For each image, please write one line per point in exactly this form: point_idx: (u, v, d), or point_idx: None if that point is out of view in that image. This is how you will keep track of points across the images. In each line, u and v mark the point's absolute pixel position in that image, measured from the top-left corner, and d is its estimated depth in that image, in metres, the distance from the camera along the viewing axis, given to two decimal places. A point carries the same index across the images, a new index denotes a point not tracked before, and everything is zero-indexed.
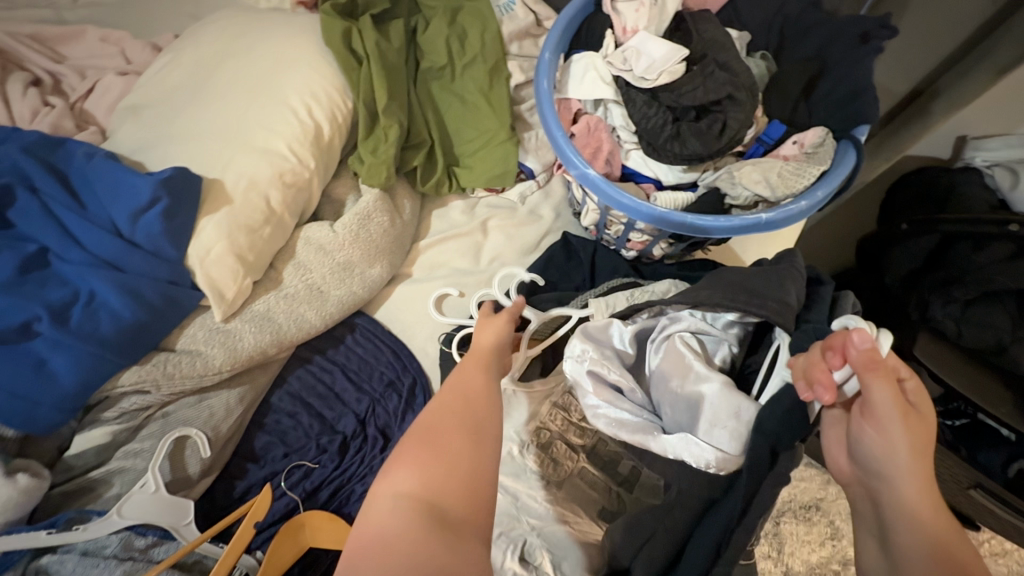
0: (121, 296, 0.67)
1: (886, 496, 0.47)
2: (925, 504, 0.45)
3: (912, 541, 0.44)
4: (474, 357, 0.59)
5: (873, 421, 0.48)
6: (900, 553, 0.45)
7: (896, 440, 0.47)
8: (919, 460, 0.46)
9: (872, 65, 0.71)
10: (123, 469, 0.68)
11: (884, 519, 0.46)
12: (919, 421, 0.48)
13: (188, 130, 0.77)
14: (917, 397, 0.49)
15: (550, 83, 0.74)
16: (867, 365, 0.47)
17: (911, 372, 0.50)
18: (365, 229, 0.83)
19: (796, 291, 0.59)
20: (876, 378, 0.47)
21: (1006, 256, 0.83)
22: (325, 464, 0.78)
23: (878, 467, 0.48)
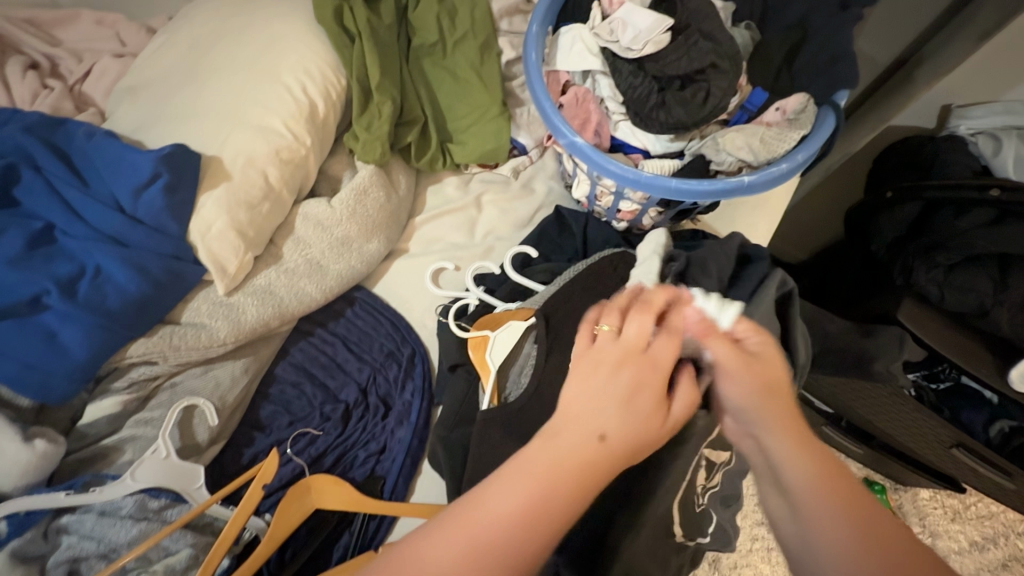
0: (127, 270, 0.69)
1: (767, 444, 0.46)
2: (799, 443, 0.46)
3: (803, 483, 0.44)
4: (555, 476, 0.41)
5: (730, 376, 0.49)
6: (796, 492, 0.44)
7: (748, 385, 0.48)
8: (775, 401, 0.48)
9: (849, 32, 0.74)
10: (134, 437, 0.71)
11: (771, 465, 0.46)
12: (764, 366, 0.49)
13: (186, 109, 0.79)
14: (764, 347, 0.50)
15: (539, 55, 0.77)
16: (703, 331, 0.51)
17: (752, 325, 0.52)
18: (362, 204, 0.85)
19: (716, 268, 0.67)
20: (715, 340, 0.50)
21: (989, 220, 0.86)
22: (328, 431, 0.81)
23: (751, 416, 0.48)
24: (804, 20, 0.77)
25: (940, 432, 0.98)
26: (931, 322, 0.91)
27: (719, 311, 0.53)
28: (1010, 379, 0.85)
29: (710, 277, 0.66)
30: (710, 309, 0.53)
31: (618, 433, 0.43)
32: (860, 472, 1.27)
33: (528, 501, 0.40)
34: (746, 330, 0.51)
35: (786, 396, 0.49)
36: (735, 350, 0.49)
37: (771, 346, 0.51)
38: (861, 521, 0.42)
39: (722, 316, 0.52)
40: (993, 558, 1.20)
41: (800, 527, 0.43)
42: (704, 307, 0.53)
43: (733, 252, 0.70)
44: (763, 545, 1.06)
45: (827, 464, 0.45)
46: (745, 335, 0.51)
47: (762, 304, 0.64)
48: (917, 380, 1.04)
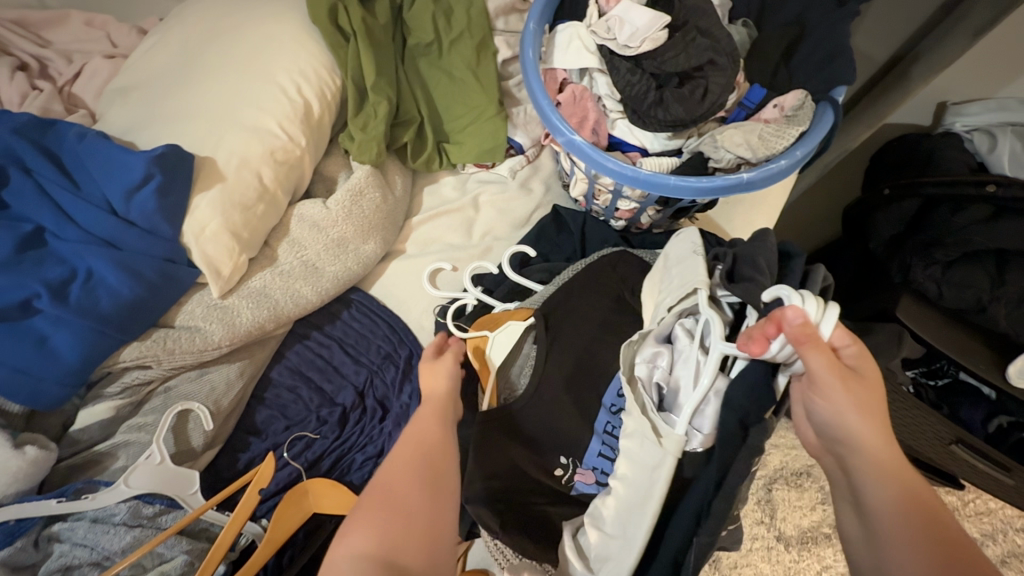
0: (119, 273, 0.68)
1: (853, 462, 0.47)
2: (891, 464, 0.46)
3: (883, 505, 0.45)
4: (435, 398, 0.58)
5: (822, 388, 0.47)
6: (877, 515, 0.45)
7: (843, 402, 0.47)
8: (868, 420, 0.47)
9: (846, 28, 0.74)
10: (128, 442, 0.70)
11: (853, 481, 0.47)
12: (864, 381, 0.48)
13: (178, 111, 0.78)
14: (863, 358, 0.49)
15: (535, 52, 0.76)
16: (800, 337, 0.46)
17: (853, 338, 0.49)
18: (358, 205, 0.84)
19: (766, 261, 0.54)
20: (810, 349, 0.46)
21: (985, 217, 0.86)
22: (326, 435, 0.80)
23: (843, 434, 0.48)
24: (800, 17, 0.77)
25: (940, 429, 0.98)
26: (931, 319, 0.91)
27: (821, 315, 0.48)
28: (1008, 375, 0.85)
29: (760, 271, 0.53)
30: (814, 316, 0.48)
31: (444, 381, 0.60)
32: None
33: (435, 419, 0.56)
34: (842, 339, 0.49)
35: (881, 415, 0.47)
36: (832, 360, 0.46)
37: (869, 358, 0.49)
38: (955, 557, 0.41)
39: (823, 321, 0.48)
40: (992, 555, 1.20)
41: (873, 546, 0.44)
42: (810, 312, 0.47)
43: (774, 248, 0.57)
44: (763, 544, 1.06)
45: (917, 491, 0.45)
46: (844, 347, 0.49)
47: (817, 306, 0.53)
48: (916, 377, 1.05)
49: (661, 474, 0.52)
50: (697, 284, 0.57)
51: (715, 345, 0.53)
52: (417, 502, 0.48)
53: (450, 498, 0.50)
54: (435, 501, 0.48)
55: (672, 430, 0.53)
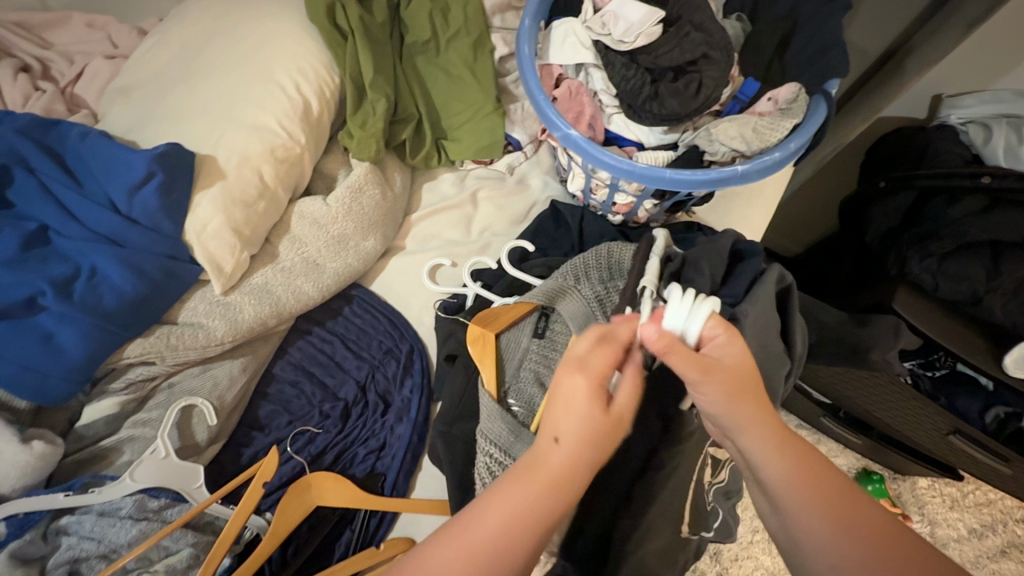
0: (123, 271, 0.69)
1: (741, 444, 0.49)
2: (773, 442, 0.48)
3: (780, 480, 0.47)
4: (537, 488, 0.42)
5: (697, 384, 0.48)
6: (777, 492, 0.47)
7: (716, 396, 0.48)
8: (744, 403, 0.49)
9: (840, 21, 0.74)
10: (133, 437, 0.71)
11: (749, 463, 0.49)
12: (732, 369, 0.49)
13: (178, 110, 0.79)
14: (730, 345, 0.50)
15: (531, 49, 0.76)
16: (660, 349, 0.49)
17: (720, 329, 0.50)
18: (357, 202, 0.84)
19: (709, 265, 0.65)
20: (674, 357, 0.48)
21: (980, 209, 0.87)
22: (328, 429, 0.81)
23: (726, 420, 0.49)
24: (794, 10, 0.78)
25: (936, 419, 0.99)
26: (924, 310, 0.90)
27: (691, 315, 0.51)
28: (1005, 365, 0.86)
29: (702, 276, 0.64)
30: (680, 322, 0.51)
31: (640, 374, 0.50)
32: (858, 463, 1.28)
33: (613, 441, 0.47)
34: (713, 330, 0.51)
35: (753, 393, 0.49)
36: (698, 361, 0.48)
37: (738, 343, 0.50)
38: (843, 511, 0.45)
39: (692, 322, 0.50)
40: (991, 545, 1.21)
41: (783, 520, 0.47)
42: (671, 322, 0.51)
43: (726, 249, 0.67)
44: (764, 536, 1.07)
45: (800, 456, 0.48)
46: (713, 339, 0.50)
47: (761, 296, 0.63)
48: (913, 368, 1.06)
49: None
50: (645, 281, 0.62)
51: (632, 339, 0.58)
52: None
53: None
54: None
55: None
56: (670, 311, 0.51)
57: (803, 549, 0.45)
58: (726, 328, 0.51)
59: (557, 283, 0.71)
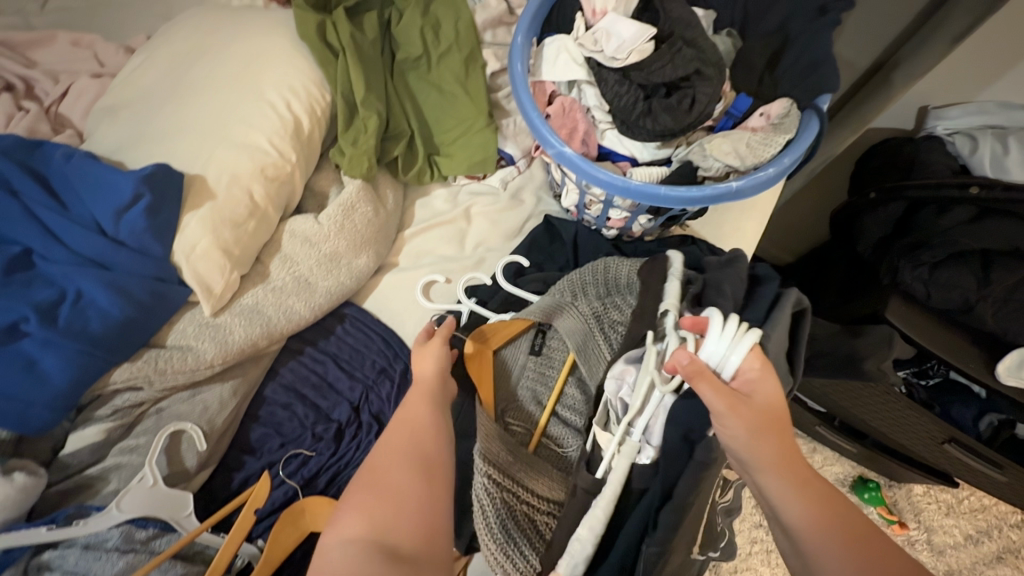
0: (110, 294, 0.68)
1: (763, 484, 0.50)
2: (792, 480, 0.49)
3: (802, 522, 0.48)
4: (420, 390, 0.61)
5: (722, 419, 0.50)
6: (800, 531, 0.48)
7: (739, 431, 0.50)
8: (766, 442, 0.50)
9: (828, 36, 0.76)
10: (120, 465, 0.69)
11: (771, 504, 0.50)
12: (755, 405, 0.51)
13: (166, 129, 0.78)
14: (757, 380, 0.51)
15: (524, 66, 0.76)
16: (692, 376, 0.51)
17: (760, 363, 0.51)
18: (350, 219, 0.84)
19: (730, 289, 0.62)
20: (702, 383, 0.50)
21: (968, 218, 0.88)
22: (321, 451, 0.79)
23: (746, 457, 0.50)
24: (783, 27, 0.79)
25: (932, 429, 0.99)
26: (918, 318, 0.93)
27: (731, 348, 0.51)
28: (998, 373, 0.88)
29: (725, 298, 0.62)
30: (719, 350, 0.52)
31: (433, 363, 0.63)
32: (854, 471, 1.28)
33: (426, 399, 0.59)
34: (751, 362, 0.51)
35: (775, 432, 0.51)
36: (727, 395, 0.49)
37: (769, 379, 0.51)
38: (868, 552, 0.46)
39: (734, 353, 0.51)
40: (987, 551, 1.21)
41: (807, 561, 0.47)
42: (709, 352, 0.52)
43: (744, 275, 0.65)
44: (762, 548, 1.06)
45: (820, 495, 0.49)
46: (746, 373, 0.52)
47: (782, 321, 0.59)
48: (907, 377, 1.06)
49: (613, 476, 0.54)
50: (668, 305, 0.61)
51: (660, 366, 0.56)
52: (414, 496, 0.49)
53: (446, 496, 0.51)
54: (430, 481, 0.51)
55: (631, 437, 0.55)
56: (711, 337, 0.52)
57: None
58: (759, 362, 0.51)
59: (557, 300, 0.71)
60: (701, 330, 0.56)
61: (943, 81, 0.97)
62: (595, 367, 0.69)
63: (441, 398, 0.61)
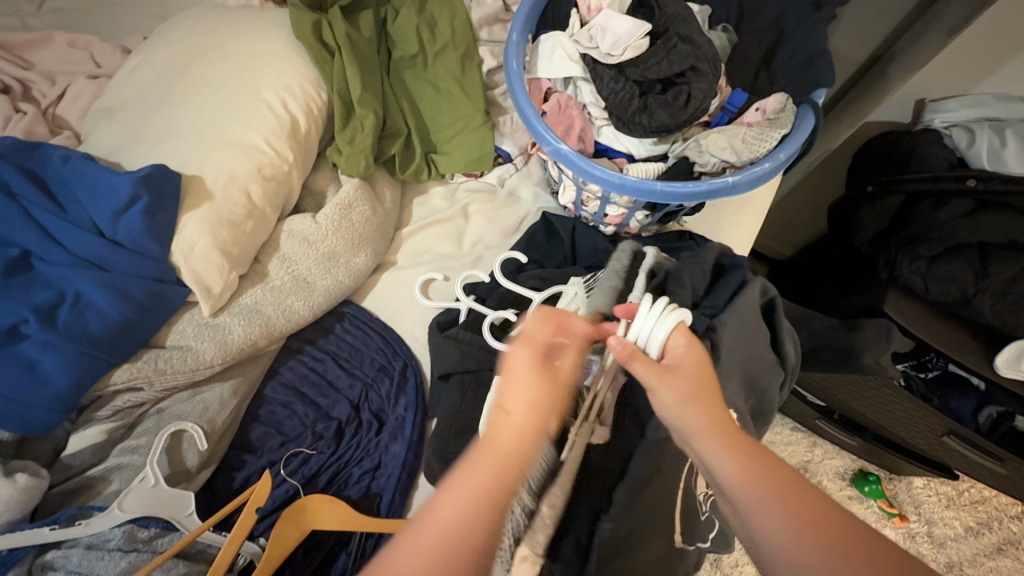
0: (109, 296, 0.68)
1: (700, 450, 0.51)
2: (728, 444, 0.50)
3: (737, 483, 0.48)
4: (491, 455, 0.49)
5: (657, 390, 0.52)
6: (737, 493, 0.48)
7: (669, 398, 0.52)
8: (699, 409, 0.52)
9: (825, 31, 0.75)
10: (121, 466, 0.69)
11: (710, 470, 0.50)
12: (686, 375, 0.53)
13: (163, 129, 0.78)
14: (690, 351, 0.54)
15: (519, 64, 0.76)
16: (626, 355, 0.52)
17: (683, 338, 0.54)
18: (347, 218, 0.84)
19: (690, 278, 0.64)
20: (636, 360, 0.52)
21: (966, 211, 0.88)
22: (322, 449, 0.80)
23: (682, 425, 0.52)
24: (778, 21, 0.79)
25: (931, 422, 0.99)
26: (917, 311, 0.93)
27: (658, 327, 0.53)
28: (996, 365, 0.88)
29: (685, 289, 0.63)
30: (647, 331, 0.53)
31: (522, 415, 0.51)
32: (855, 464, 1.28)
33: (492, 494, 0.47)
34: (677, 340, 0.54)
35: (710, 401, 0.52)
36: (659, 367, 0.52)
37: (695, 351, 0.54)
38: (803, 513, 0.45)
39: (658, 331, 0.53)
40: (987, 543, 1.22)
41: (746, 522, 0.47)
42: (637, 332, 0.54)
43: (709, 263, 0.68)
44: None
45: (761, 464, 0.49)
46: (673, 348, 0.54)
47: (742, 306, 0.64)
48: (906, 370, 1.06)
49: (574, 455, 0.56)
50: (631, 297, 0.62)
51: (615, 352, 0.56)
52: None
53: None
54: None
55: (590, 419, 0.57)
56: (639, 316, 0.54)
57: (766, 549, 0.45)
58: (685, 338, 0.54)
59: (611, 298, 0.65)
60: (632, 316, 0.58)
61: (939, 75, 0.97)
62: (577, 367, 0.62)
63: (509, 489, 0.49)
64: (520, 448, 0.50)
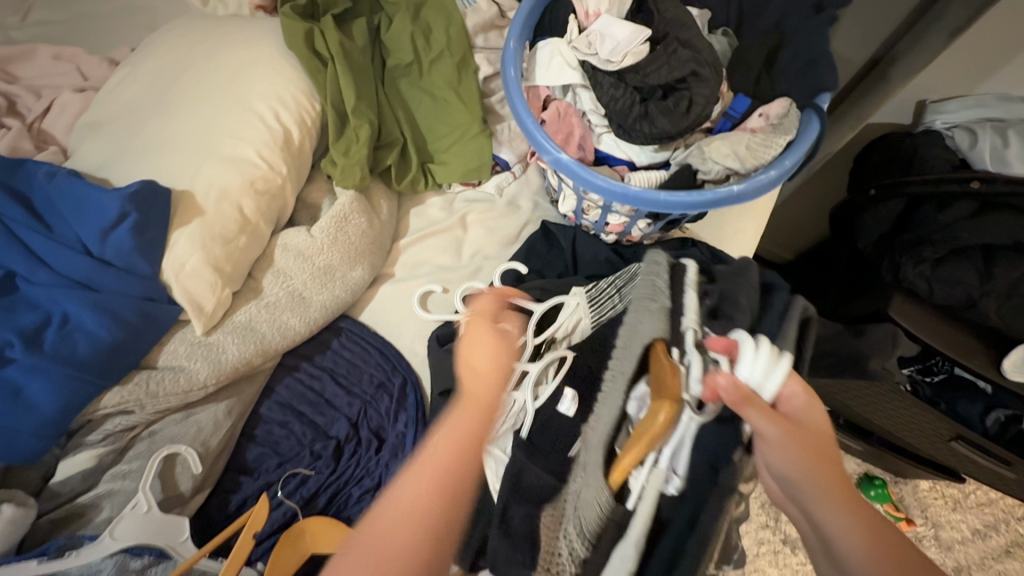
0: (97, 316, 0.66)
1: (815, 511, 0.48)
2: (847, 510, 0.48)
3: (857, 554, 0.45)
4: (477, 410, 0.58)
5: (774, 445, 0.51)
6: (851, 563, 0.45)
7: (791, 454, 0.50)
8: (819, 468, 0.50)
9: (827, 34, 0.74)
10: (112, 492, 0.66)
11: (821, 533, 0.48)
12: (806, 431, 0.51)
13: (153, 144, 0.76)
14: (809, 406, 0.53)
15: (517, 71, 0.74)
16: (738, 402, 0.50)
17: (804, 391, 0.53)
18: (343, 231, 0.82)
19: (745, 299, 0.64)
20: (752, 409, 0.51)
21: (970, 213, 0.87)
22: (320, 470, 0.77)
23: (795, 480, 0.50)
24: (779, 24, 0.77)
25: (938, 425, 0.98)
26: (921, 316, 0.92)
27: (765, 374, 0.52)
28: (1004, 369, 0.88)
29: (741, 310, 0.63)
30: (755, 376, 0.52)
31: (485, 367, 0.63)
32: (860, 469, 1.27)
33: (472, 431, 0.57)
34: (792, 390, 0.53)
35: (831, 460, 0.51)
36: (779, 420, 0.50)
37: (816, 407, 0.53)
38: None
39: (769, 380, 0.52)
40: (995, 545, 1.20)
41: None
42: (742, 373, 0.53)
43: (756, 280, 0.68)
44: None
45: (881, 533, 0.46)
46: (792, 400, 0.53)
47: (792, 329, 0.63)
48: (912, 375, 1.04)
49: (642, 509, 0.51)
50: (687, 323, 0.58)
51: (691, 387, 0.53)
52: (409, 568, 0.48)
53: None
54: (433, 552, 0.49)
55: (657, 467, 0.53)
56: (745, 359, 0.53)
57: None
58: (806, 393, 0.53)
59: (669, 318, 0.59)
60: (732, 352, 0.55)
61: (940, 75, 0.96)
62: (608, 399, 0.54)
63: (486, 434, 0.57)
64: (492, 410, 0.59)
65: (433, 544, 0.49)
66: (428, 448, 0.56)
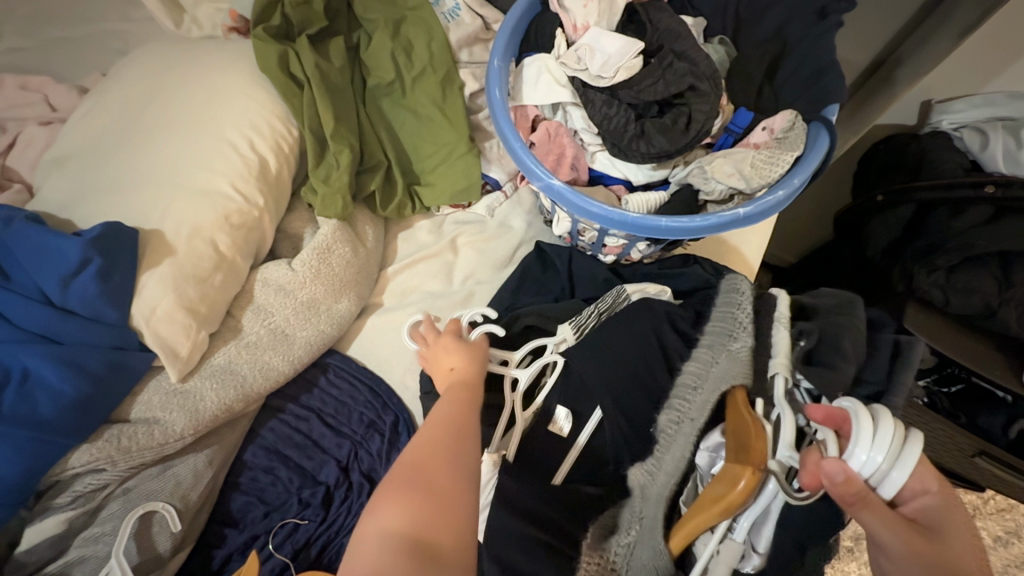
0: (60, 371, 0.61)
1: None
2: None
3: None
4: (465, 386, 0.63)
5: (892, 554, 0.46)
6: None
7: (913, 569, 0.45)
8: None
9: (833, 40, 0.70)
10: (84, 558, 0.63)
11: None
12: (938, 544, 0.46)
13: (119, 179, 0.71)
14: (940, 512, 0.48)
15: (503, 91, 0.69)
16: (844, 494, 0.47)
17: (936, 491, 0.49)
18: (326, 263, 0.77)
19: (850, 343, 0.60)
20: (864, 508, 0.47)
21: (986, 218, 0.82)
22: (310, 518, 0.73)
23: None
24: (780, 31, 0.73)
25: (959, 441, 0.93)
26: (941, 328, 0.87)
27: (890, 462, 0.48)
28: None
29: (825, 354, 0.60)
30: (874, 459, 0.48)
31: (457, 358, 0.67)
32: None
33: (464, 397, 0.61)
34: (921, 485, 0.49)
35: None
36: (900, 527, 0.46)
37: (950, 513, 0.48)
38: None
39: (894, 467, 0.48)
40: (1017, 553, 1.16)
41: None
42: (855, 459, 0.49)
43: (860, 321, 0.64)
44: None
45: None
46: (922, 503, 0.49)
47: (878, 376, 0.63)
48: (928, 386, 1.02)
49: None
50: (775, 366, 0.60)
51: (779, 449, 0.54)
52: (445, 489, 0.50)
53: (468, 509, 0.49)
54: (463, 475, 0.51)
55: (733, 537, 0.55)
56: (862, 441, 0.48)
57: None
58: (937, 494, 0.49)
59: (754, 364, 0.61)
60: (838, 423, 0.52)
61: (947, 74, 0.92)
62: (677, 446, 0.59)
63: (476, 396, 0.63)
64: (479, 386, 0.64)
65: (463, 469, 0.52)
66: (425, 420, 0.58)
